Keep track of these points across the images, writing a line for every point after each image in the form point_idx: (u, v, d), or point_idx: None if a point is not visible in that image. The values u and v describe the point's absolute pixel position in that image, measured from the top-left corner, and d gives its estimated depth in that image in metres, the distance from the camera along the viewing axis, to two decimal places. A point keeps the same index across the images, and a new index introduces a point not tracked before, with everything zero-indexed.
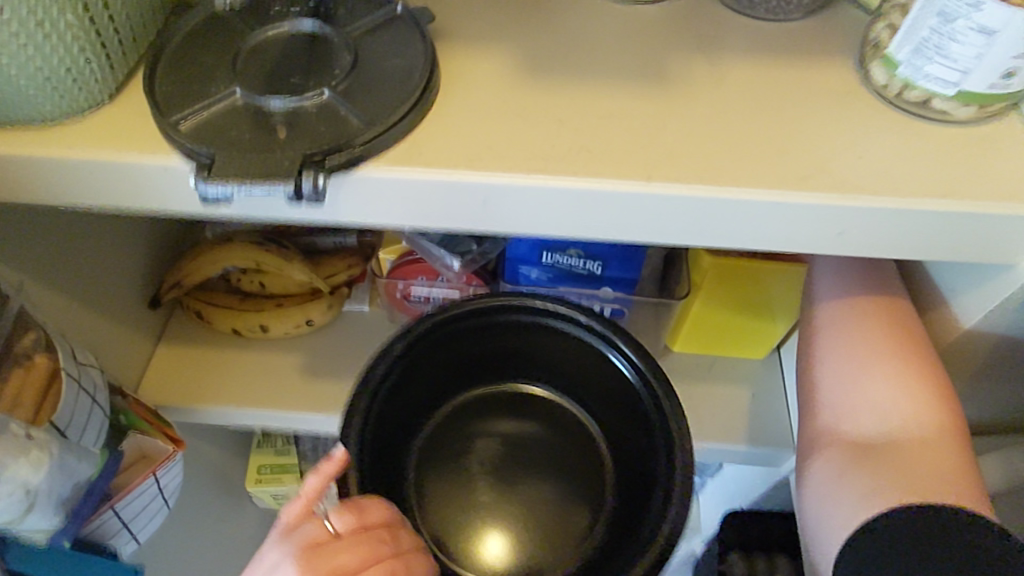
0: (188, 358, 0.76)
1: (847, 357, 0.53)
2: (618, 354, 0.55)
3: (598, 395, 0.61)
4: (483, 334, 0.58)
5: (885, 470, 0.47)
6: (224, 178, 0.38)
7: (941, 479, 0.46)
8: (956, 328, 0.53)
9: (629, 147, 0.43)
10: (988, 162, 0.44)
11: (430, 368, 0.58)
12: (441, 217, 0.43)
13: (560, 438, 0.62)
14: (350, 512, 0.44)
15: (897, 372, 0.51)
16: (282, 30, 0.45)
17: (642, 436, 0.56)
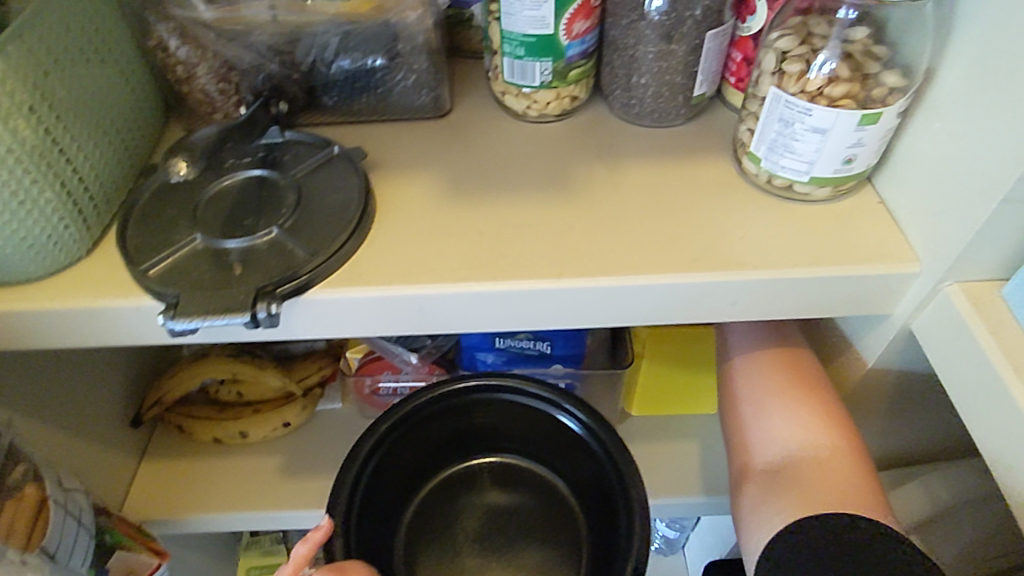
0: (172, 471, 0.80)
1: (751, 392, 0.59)
2: (565, 414, 0.62)
3: (557, 455, 0.67)
4: (445, 417, 0.65)
5: (789, 485, 0.52)
6: (189, 315, 0.44)
7: (838, 489, 0.50)
8: (859, 371, 0.58)
9: (541, 249, 0.50)
10: (851, 230, 0.51)
11: (403, 454, 0.64)
12: (384, 324, 0.50)
13: (533, 500, 0.68)
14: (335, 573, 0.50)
15: (794, 401, 0.57)
16: (236, 179, 0.52)
17: (601, 486, 0.62)
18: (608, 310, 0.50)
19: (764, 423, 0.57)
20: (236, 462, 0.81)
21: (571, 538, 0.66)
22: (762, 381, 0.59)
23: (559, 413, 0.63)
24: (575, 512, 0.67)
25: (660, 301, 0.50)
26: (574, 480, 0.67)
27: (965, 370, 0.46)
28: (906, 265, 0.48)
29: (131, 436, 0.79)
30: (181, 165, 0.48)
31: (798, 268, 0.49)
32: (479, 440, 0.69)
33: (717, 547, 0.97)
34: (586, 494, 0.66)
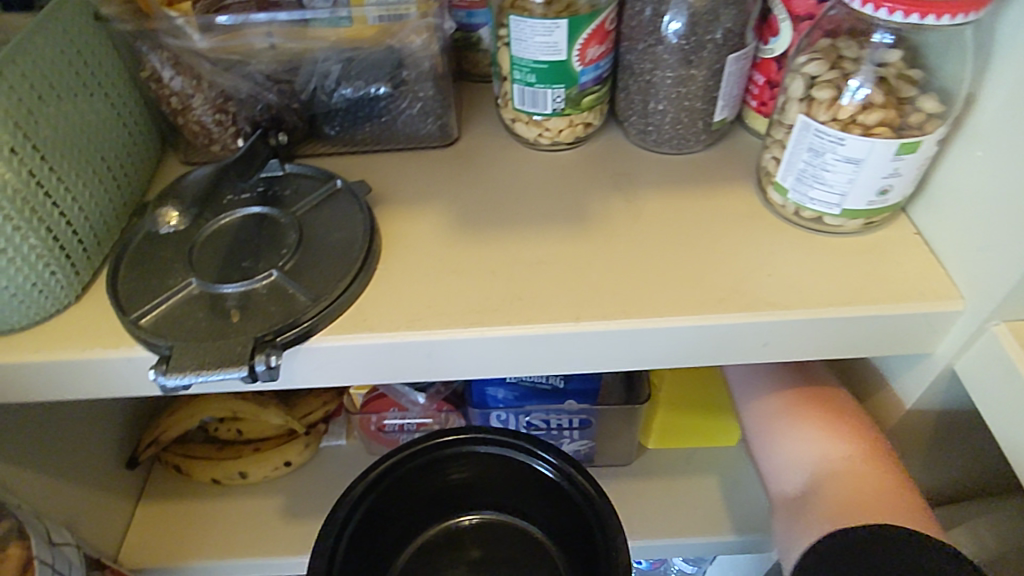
0: (169, 514, 0.77)
1: (765, 417, 0.58)
2: (537, 461, 0.61)
3: (536, 504, 0.66)
4: (429, 470, 0.64)
5: (815, 503, 0.49)
6: (182, 370, 0.41)
7: (871, 496, 0.48)
8: (900, 409, 0.55)
9: (557, 289, 0.47)
10: (887, 265, 0.48)
11: (388, 511, 0.63)
12: (391, 372, 0.46)
13: (519, 553, 0.68)
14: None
15: (809, 419, 0.55)
16: (234, 218, 0.50)
17: (583, 535, 0.61)
18: (629, 354, 0.47)
19: (782, 446, 0.55)
20: (236, 503, 0.78)
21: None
22: (773, 402, 0.58)
23: (535, 464, 0.61)
24: (562, 567, 0.66)
25: (685, 343, 0.47)
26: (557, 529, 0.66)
27: (1016, 417, 0.43)
28: (947, 304, 0.46)
29: (127, 478, 0.76)
30: (173, 215, 0.47)
31: (832, 308, 0.46)
32: (465, 496, 0.68)
33: None
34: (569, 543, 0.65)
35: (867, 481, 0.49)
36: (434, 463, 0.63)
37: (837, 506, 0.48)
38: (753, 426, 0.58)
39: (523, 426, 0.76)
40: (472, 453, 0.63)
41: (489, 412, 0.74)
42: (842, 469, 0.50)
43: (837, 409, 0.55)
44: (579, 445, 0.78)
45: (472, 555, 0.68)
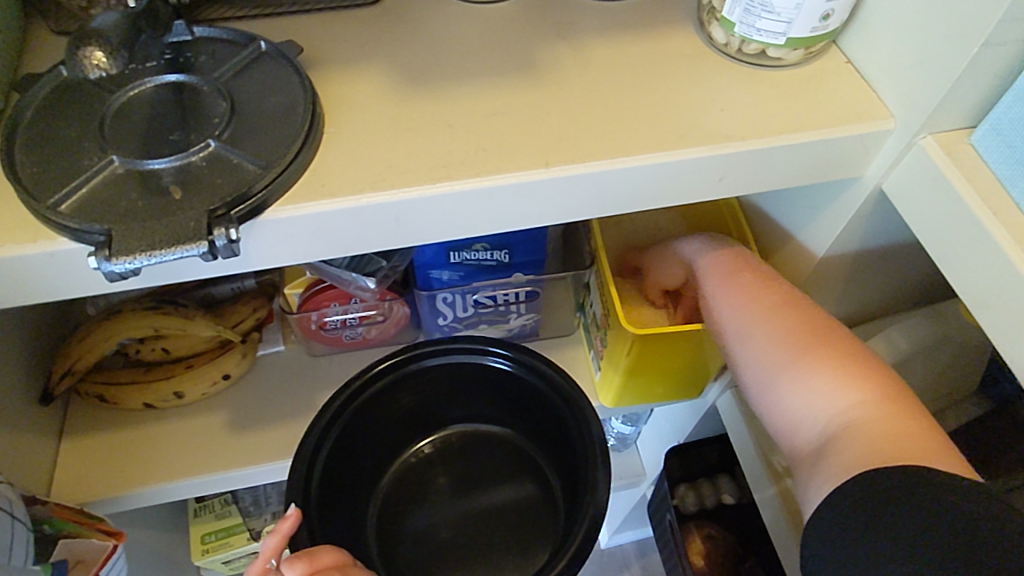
0: (100, 447, 0.71)
1: (761, 357, 0.50)
2: (493, 356, 0.61)
3: (502, 406, 0.66)
4: (389, 394, 0.62)
5: (835, 446, 0.44)
6: (130, 254, 0.36)
7: (895, 435, 0.43)
8: (812, 260, 0.60)
9: (520, 140, 0.45)
10: (825, 93, 0.50)
11: (359, 442, 0.62)
12: (359, 241, 0.44)
13: (497, 462, 0.68)
14: (303, 559, 0.44)
15: (814, 354, 0.48)
16: (144, 88, 0.43)
17: (551, 420, 0.62)
18: (596, 202, 0.47)
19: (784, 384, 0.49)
20: (176, 426, 0.74)
21: (544, 496, 0.65)
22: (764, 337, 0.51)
23: (488, 359, 0.62)
24: (540, 463, 0.67)
25: (649, 185, 0.47)
26: (526, 427, 0.67)
27: (941, 219, 0.47)
28: (882, 123, 0.49)
29: (43, 415, 0.69)
30: (99, 54, 0.37)
31: (781, 135, 0.47)
32: (429, 416, 0.67)
33: (674, 433, 1.01)
34: (541, 438, 0.66)
35: (896, 432, 0.43)
36: (391, 389, 0.62)
37: (861, 449, 0.43)
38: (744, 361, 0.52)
39: (470, 305, 0.75)
40: (426, 369, 0.62)
41: (435, 295, 0.73)
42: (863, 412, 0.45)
43: (843, 351, 0.48)
44: (524, 321, 0.79)
45: (444, 478, 0.67)
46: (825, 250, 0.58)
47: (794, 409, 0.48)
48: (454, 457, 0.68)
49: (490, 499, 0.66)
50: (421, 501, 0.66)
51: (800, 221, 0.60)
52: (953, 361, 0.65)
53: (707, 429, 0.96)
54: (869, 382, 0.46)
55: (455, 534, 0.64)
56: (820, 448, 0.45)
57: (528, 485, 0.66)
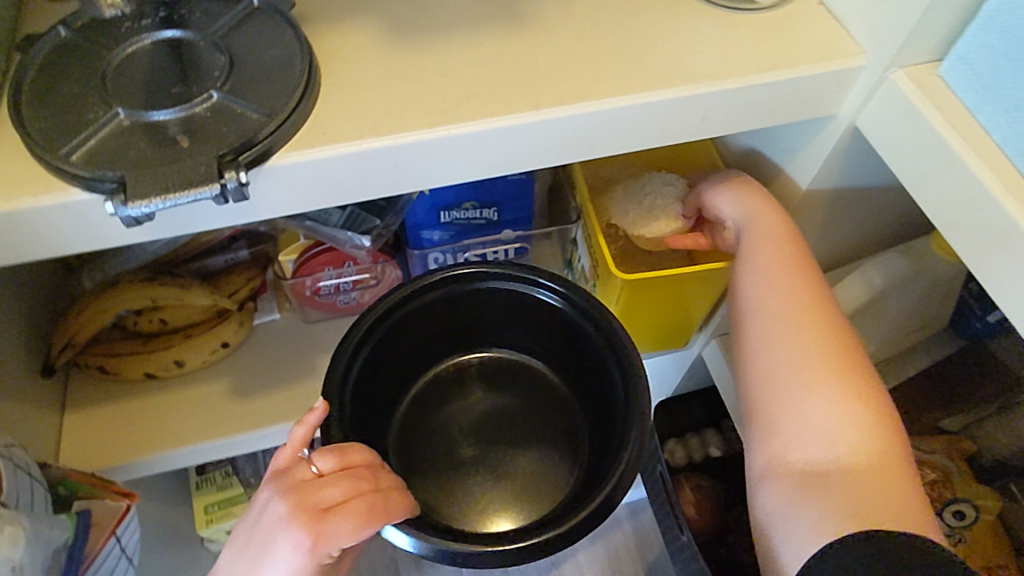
0: (104, 418, 0.72)
1: (785, 371, 0.51)
2: (542, 287, 0.61)
3: (538, 336, 0.68)
4: (426, 313, 0.63)
5: (832, 486, 0.46)
6: (145, 199, 0.37)
7: (890, 493, 0.45)
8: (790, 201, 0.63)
9: (513, 84, 0.47)
10: (798, 34, 0.52)
11: (389, 356, 0.63)
12: (360, 187, 0.45)
13: (523, 388, 0.70)
14: (333, 453, 0.47)
15: (838, 387, 0.49)
16: (142, 44, 0.44)
17: (588, 356, 0.63)
18: (586, 143, 0.49)
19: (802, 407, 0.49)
20: (178, 394, 0.75)
21: (564, 424, 0.68)
22: (794, 351, 0.51)
23: (535, 291, 0.62)
24: (564, 395, 0.69)
25: (637, 125, 0.49)
26: (559, 358, 0.69)
27: (912, 149, 0.50)
28: (852, 60, 0.51)
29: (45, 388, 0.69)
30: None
31: (760, 73, 0.50)
32: (472, 332, 0.69)
33: (662, 387, 1.04)
34: (572, 371, 0.68)
35: (893, 482, 0.46)
36: (441, 301, 0.63)
37: (857, 499, 0.45)
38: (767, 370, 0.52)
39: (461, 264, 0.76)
40: (483, 291, 0.63)
41: (427, 255, 0.74)
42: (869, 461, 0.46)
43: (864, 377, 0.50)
44: None
45: (469, 398, 0.69)
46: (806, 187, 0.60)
47: (799, 434, 0.49)
48: (485, 377, 0.71)
49: (518, 421, 0.68)
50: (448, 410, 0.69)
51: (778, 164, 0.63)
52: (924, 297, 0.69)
53: (694, 383, 0.99)
54: (881, 431, 0.47)
55: (476, 449, 0.67)
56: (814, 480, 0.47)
57: (549, 413, 0.69)
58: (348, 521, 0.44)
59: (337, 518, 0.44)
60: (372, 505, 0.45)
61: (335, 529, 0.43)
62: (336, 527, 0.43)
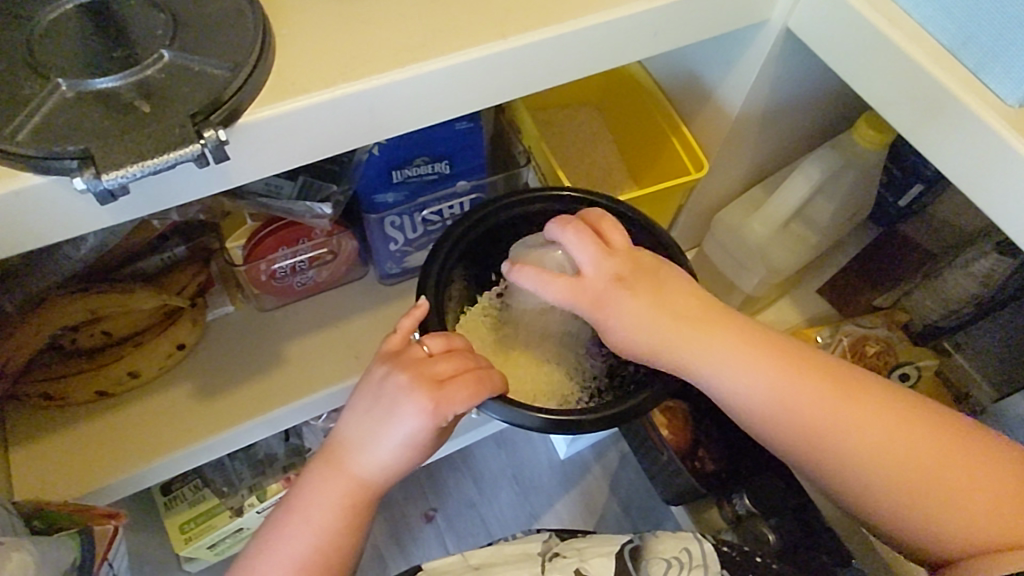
0: (61, 446, 0.66)
1: (824, 442, 0.49)
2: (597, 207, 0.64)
3: None
4: (489, 234, 0.65)
5: (952, 510, 0.46)
6: (120, 166, 0.34)
7: (987, 474, 0.46)
8: (733, 112, 0.65)
9: (472, 17, 0.46)
10: None
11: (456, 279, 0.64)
12: (338, 139, 0.44)
13: None
14: (442, 338, 0.52)
15: (867, 415, 0.49)
16: (65, 10, 0.39)
17: None
18: (550, 68, 0.49)
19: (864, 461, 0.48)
20: (141, 407, 0.70)
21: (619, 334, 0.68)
22: (813, 422, 0.50)
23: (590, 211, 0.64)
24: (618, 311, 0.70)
25: (595, 45, 0.49)
26: None
27: (844, 40, 0.53)
28: None
29: None
30: None
31: None
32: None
33: None
34: None
35: (972, 461, 0.47)
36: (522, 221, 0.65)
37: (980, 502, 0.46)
38: (811, 451, 0.50)
39: (420, 224, 0.75)
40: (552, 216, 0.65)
41: (384, 219, 0.72)
42: (946, 463, 0.47)
43: (869, 395, 0.50)
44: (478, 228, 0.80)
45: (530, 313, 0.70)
46: (744, 95, 0.63)
47: (883, 484, 0.48)
48: None
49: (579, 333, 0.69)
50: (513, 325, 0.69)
51: (714, 79, 0.65)
52: (856, 191, 0.74)
53: None
54: (924, 425, 0.48)
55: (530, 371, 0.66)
56: (932, 512, 0.47)
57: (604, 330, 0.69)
58: (461, 392, 0.49)
59: (452, 388, 0.49)
60: (479, 379, 0.50)
61: (451, 397, 0.49)
62: (452, 393, 0.49)
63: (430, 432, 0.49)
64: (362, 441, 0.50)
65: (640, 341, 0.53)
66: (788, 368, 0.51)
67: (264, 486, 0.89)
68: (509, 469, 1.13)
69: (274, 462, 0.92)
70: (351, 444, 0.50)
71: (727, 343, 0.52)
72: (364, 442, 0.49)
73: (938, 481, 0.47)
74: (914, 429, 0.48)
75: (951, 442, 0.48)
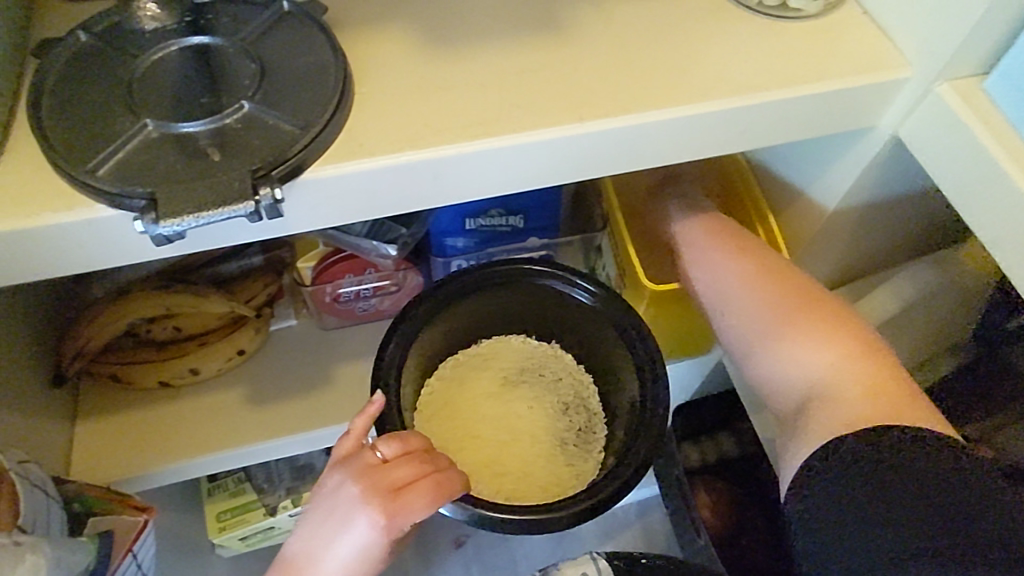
0: (117, 428, 0.71)
1: (748, 329, 0.54)
2: (577, 288, 0.61)
3: (565, 330, 0.66)
4: (459, 305, 0.62)
5: (823, 408, 0.48)
6: (179, 216, 0.37)
7: (872, 394, 0.47)
8: (825, 211, 0.61)
9: (551, 97, 0.45)
10: (842, 44, 0.50)
11: (424, 349, 0.62)
12: (399, 200, 0.44)
13: (547, 389, 0.68)
14: (397, 440, 0.49)
15: (795, 322, 0.52)
16: (169, 51, 0.42)
17: (617, 352, 0.61)
18: (621, 154, 0.47)
19: (771, 360, 0.52)
20: (194, 403, 0.73)
21: (581, 431, 0.66)
22: (747, 309, 0.55)
23: (573, 291, 0.61)
24: (583, 397, 0.67)
25: (674, 137, 0.47)
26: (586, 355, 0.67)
27: (955, 164, 0.48)
28: (898, 72, 0.49)
29: (56, 396, 0.68)
30: (152, 7, 0.42)
31: (804, 85, 0.48)
32: (542, 325, 0.67)
33: (680, 394, 0.90)
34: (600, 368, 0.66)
35: (870, 384, 0.48)
36: (495, 294, 0.63)
37: (849, 410, 0.47)
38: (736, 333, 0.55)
39: None
40: (528, 289, 0.62)
41: (450, 262, 0.73)
42: (838, 373, 0.49)
43: (816, 307, 0.53)
44: None
45: (492, 384, 0.67)
46: (840, 199, 0.59)
47: (783, 382, 0.51)
48: (511, 367, 0.68)
49: (538, 421, 0.66)
50: (473, 397, 0.66)
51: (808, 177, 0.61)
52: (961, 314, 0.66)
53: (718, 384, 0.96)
54: (841, 344, 0.50)
55: (484, 456, 0.63)
56: (808, 408, 0.49)
57: (562, 422, 0.66)
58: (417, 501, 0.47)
59: (406, 500, 0.47)
60: (437, 486, 0.48)
61: (404, 510, 0.47)
62: (405, 511, 0.46)
63: (384, 545, 0.47)
64: (314, 555, 0.48)
65: (683, 225, 0.62)
66: (753, 261, 0.57)
67: (300, 492, 0.91)
68: None
69: (312, 470, 0.94)
70: (306, 554, 0.49)
71: (722, 234, 0.60)
72: (318, 555, 0.48)
73: (825, 394, 0.49)
74: (831, 341, 0.50)
75: (858, 362, 0.49)
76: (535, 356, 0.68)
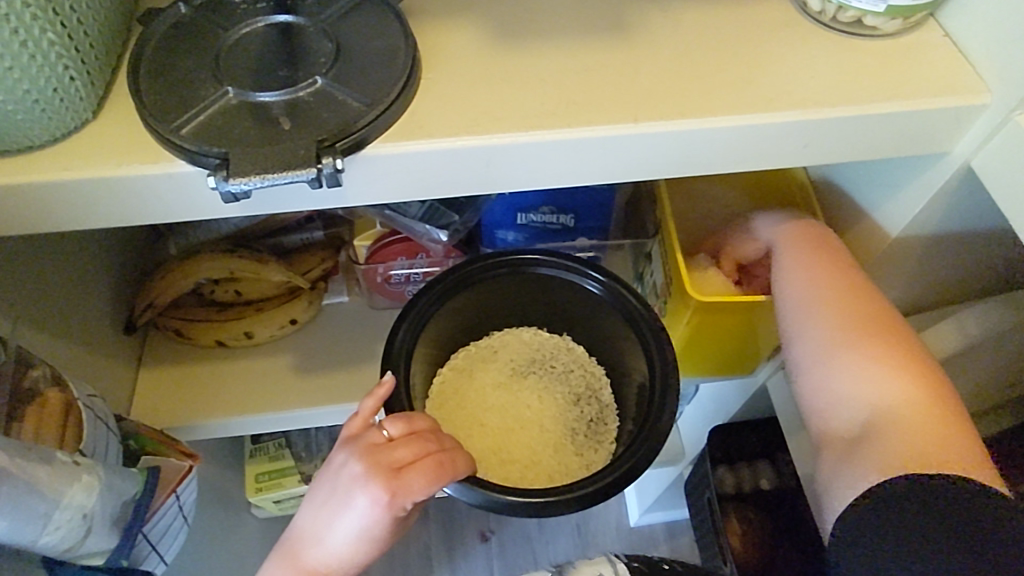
0: (173, 379, 0.75)
1: (816, 347, 0.54)
2: (590, 280, 0.61)
3: (580, 323, 0.67)
4: (473, 292, 0.63)
5: (872, 442, 0.47)
6: (245, 175, 0.39)
7: (929, 438, 0.46)
8: (885, 236, 0.59)
9: (609, 96, 0.46)
10: (917, 65, 0.49)
11: (438, 333, 0.63)
12: (451, 183, 0.45)
13: (558, 381, 0.69)
14: (402, 420, 0.51)
15: (867, 353, 0.51)
16: (255, 27, 0.45)
17: (628, 342, 0.62)
18: (675, 157, 0.47)
19: (834, 383, 0.52)
20: (244, 364, 0.77)
21: (592, 421, 0.67)
22: (821, 329, 0.54)
23: (584, 283, 0.62)
24: (594, 387, 0.68)
25: (731, 146, 0.47)
26: (597, 348, 0.68)
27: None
28: (977, 97, 0.47)
29: (124, 342, 0.73)
30: None
31: (872, 104, 0.47)
32: (555, 318, 0.68)
33: (719, 413, 0.88)
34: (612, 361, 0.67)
35: (931, 427, 0.47)
36: (508, 283, 0.63)
37: (899, 449, 0.46)
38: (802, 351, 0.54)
39: None
40: (542, 279, 0.63)
41: None
42: (902, 411, 0.48)
43: (893, 341, 0.52)
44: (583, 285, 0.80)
45: (503, 373, 0.68)
46: (901, 226, 0.57)
47: (838, 407, 0.51)
48: (523, 358, 0.69)
49: (548, 412, 0.67)
50: (484, 386, 0.67)
51: (871, 202, 0.59)
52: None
53: None
54: (912, 386, 0.49)
55: (497, 444, 0.64)
56: (857, 440, 0.49)
57: (574, 411, 0.68)
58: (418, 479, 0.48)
59: (409, 478, 0.48)
60: (440, 464, 0.49)
61: (407, 487, 0.48)
62: (406, 489, 0.47)
63: (385, 521, 0.48)
64: (316, 532, 0.50)
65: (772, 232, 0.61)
66: (838, 281, 0.56)
67: None
68: (573, 518, 1.10)
69: None
70: (308, 532, 0.50)
71: (813, 244, 0.58)
72: (320, 532, 0.49)
73: (881, 427, 0.48)
74: (902, 379, 0.49)
75: (926, 406, 0.48)
76: (545, 348, 0.69)
